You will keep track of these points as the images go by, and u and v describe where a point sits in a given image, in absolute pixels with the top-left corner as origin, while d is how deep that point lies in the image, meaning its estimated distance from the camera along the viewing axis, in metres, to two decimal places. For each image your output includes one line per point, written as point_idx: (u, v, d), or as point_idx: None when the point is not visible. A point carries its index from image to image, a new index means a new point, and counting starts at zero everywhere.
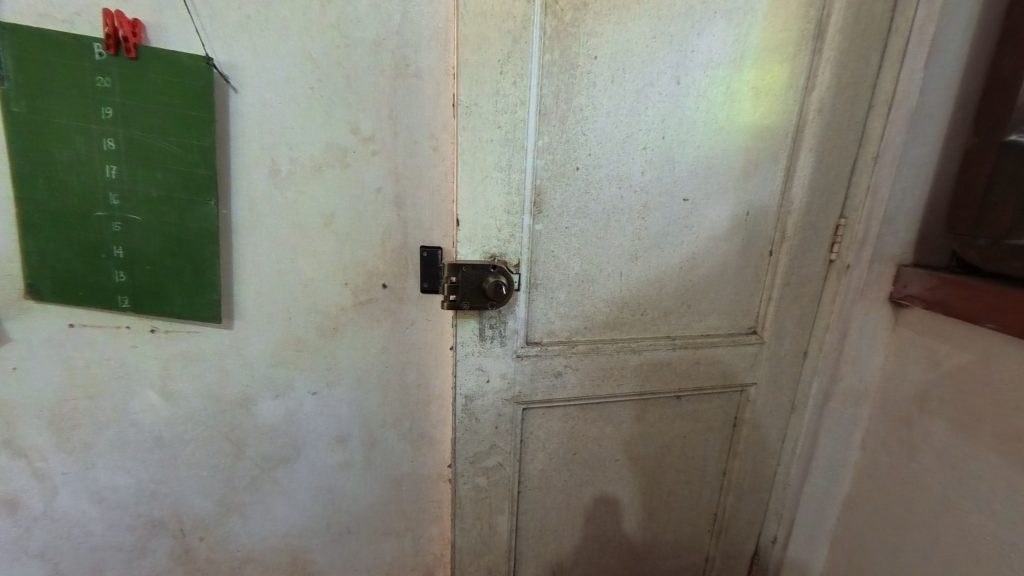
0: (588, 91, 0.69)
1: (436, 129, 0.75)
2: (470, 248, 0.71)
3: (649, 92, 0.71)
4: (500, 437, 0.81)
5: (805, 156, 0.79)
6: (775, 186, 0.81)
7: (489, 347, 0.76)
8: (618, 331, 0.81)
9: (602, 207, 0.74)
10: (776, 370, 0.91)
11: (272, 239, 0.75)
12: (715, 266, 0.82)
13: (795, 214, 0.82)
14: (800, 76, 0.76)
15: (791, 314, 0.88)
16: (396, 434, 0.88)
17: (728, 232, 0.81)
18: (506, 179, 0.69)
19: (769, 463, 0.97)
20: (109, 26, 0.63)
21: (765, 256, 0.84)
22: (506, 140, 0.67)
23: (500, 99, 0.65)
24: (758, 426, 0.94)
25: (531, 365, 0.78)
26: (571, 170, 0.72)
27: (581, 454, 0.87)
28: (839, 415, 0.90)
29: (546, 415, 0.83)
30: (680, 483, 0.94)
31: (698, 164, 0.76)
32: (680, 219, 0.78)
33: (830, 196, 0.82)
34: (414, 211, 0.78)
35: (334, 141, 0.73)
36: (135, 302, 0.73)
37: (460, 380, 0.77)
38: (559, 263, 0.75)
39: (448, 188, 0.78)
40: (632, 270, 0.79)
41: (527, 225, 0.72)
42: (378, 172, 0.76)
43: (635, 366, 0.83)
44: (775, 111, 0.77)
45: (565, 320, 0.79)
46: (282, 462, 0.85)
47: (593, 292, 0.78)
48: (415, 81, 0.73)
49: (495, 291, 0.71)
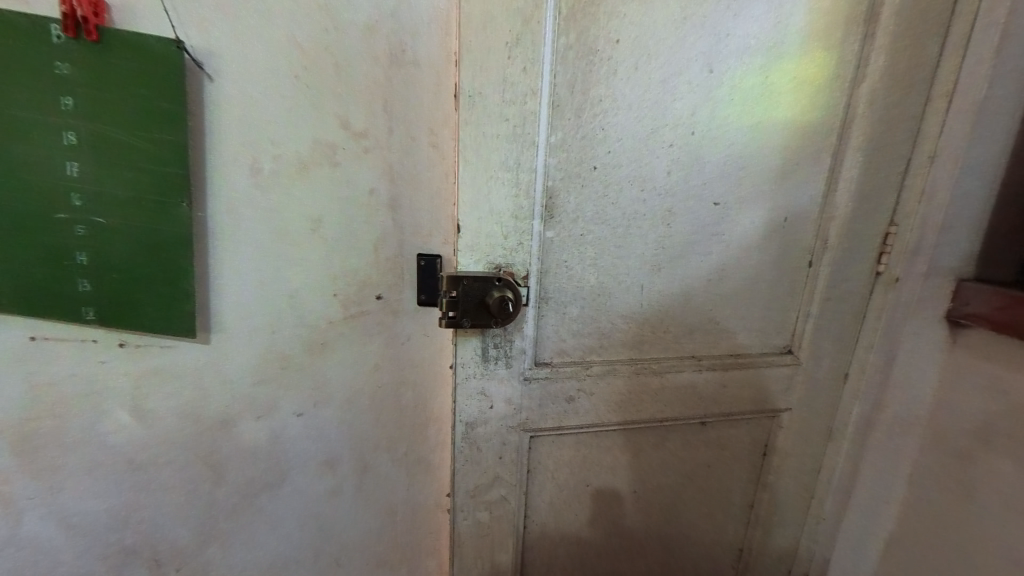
0: (609, 81, 0.60)
1: (436, 124, 0.68)
2: (471, 258, 0.62)
3: (676, 82, 0.62)
4: (504, 468, 0.72)
5: (854, 156, 0.70)
6: (817, 189, 0.71)
7: (493, 369, 0.67)
8: (636, 351, 0.73)
9: (622, 212, 0.66)
10: (813, 394, 0.81)
11: (255, 247, 0.68)
12: (746, 279, 0.74)
13: (839, 220, 0.73)
14: (850, 63, 0.67)
15: (831, 332, 0.78)
16: (389, 459, 0.80)
17: (761, 240, 0.72)
18: (513, 180, 0.60)
19: (800, 496, 0.87)
20: (66, 5, 0.55)
21: (803, 267, 0.75)
22: (514, 135, 0.58)
23: (508, 89, 0.56)
24: (789, 456, 0.85)
25: (539, 389, 0.69)
26: (586, 170, 0.63)
27: (593, 485, 0.78)
28: (882, 445, 0.81)
29: (555, 444, 0.74)
30: (702, 515, 0.85)
31: (730, 164, 0.67)
32: (708, 226, 0.69)
33: (879, 201, 0.72)
34: (412, 216, 0.71)
35: (321, 137, 0.66)
36: (102, 314, 0.66)
37: (460, 407, 0.68)
38: (572, 276, 0.67)
39: (448, 190, 0.71)
40: (654, 283, 0.70)
41: (538, 232, 0.64)
42: (370, 172, 0.68)
43: (655, 390, 0.74)
44: (819, 104, 0.68)
45: (578, 338, 0.70)
46: (267, 488, 0.78)
47: (610, 308, 0.70)
48: (412, 70, 0.65)
49: (500, 307, 0.60)
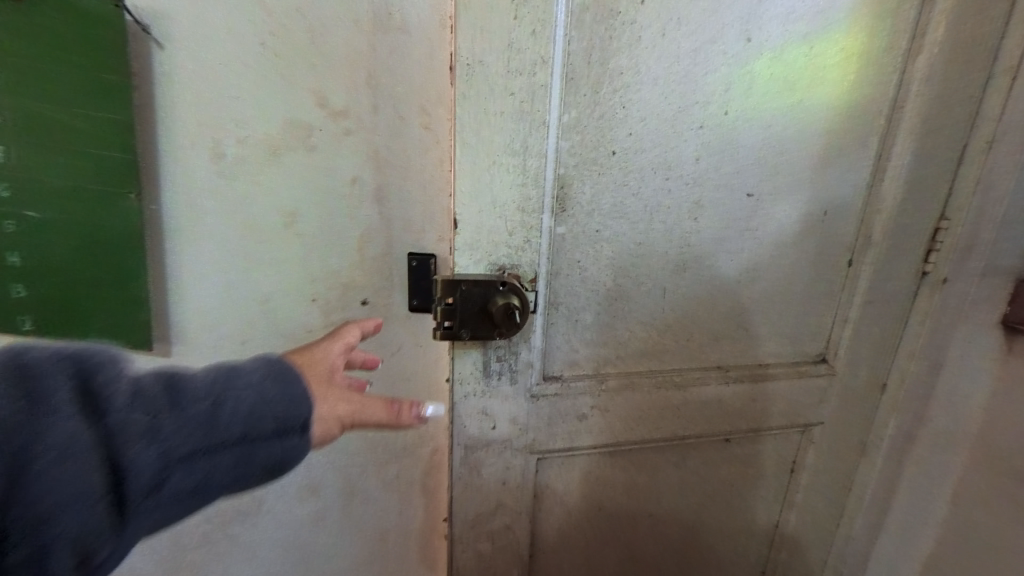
0: (631, 49, 0.51)
1: (429, 103, 0.58)
2: (471, 258, 0.53)
3: (709, 52, 0.53)
4: (508, 494, 0.64)
5: (905, 140, 0.62)
6: (861, 178, 0.63)
7: (496, 385, 0.58)
8: (656, 362, 0.64)
9: (643, 204, 0.57)
10: (847, 407, 0.73)
11: (219, 245, 0.58)
12: (780, 280, 0.65)
13: (884, 214, 0.65)
14: (905, 33, 0.58)
15: (871, 339, 0.70)
16: (379, 481, 0.72)
17: (798, 236, 0.64)
18: (520, 166, 0.51)
19: (831, 518, 0.79)
20: None
21: (843, 267, 0.67)
22: (520, 113, 0.49)
23: (514, 56, 0.47)
24: (821, 473, 0.77)
25: (548, 406, 0.61)
26: (604, 155, 0.54)
27: (606, 509, 0.70)
28: (922, 462, 0.74)
29: (565, 465, 0.66)
30: (724, 538, 0.78)
31: (766, 150, 0.59)
32: (740, 220, 0.61)
33: (931, 192, 0.64)
34: (401, 208, 0.62)
35: (294, 117, 0.56)
36: (37, 327, 0.53)
37: (458, 428, 0.59)
38: (586, 278, 0.58)
39: (444, 179, 0.61)
40: (678, 285, 0.62)
41: (547, 227, 0.55)
42: (352, 157, 0.59)
43: (677, 405, 0.66)
44: (868, 80, 0.59)
45: (591, 349, 0.62)
46: (241, 516, 0.70)
47: (628, 314, 0.61)
48: (399, 36, 0.56)
49: (505, 317, 0.52)
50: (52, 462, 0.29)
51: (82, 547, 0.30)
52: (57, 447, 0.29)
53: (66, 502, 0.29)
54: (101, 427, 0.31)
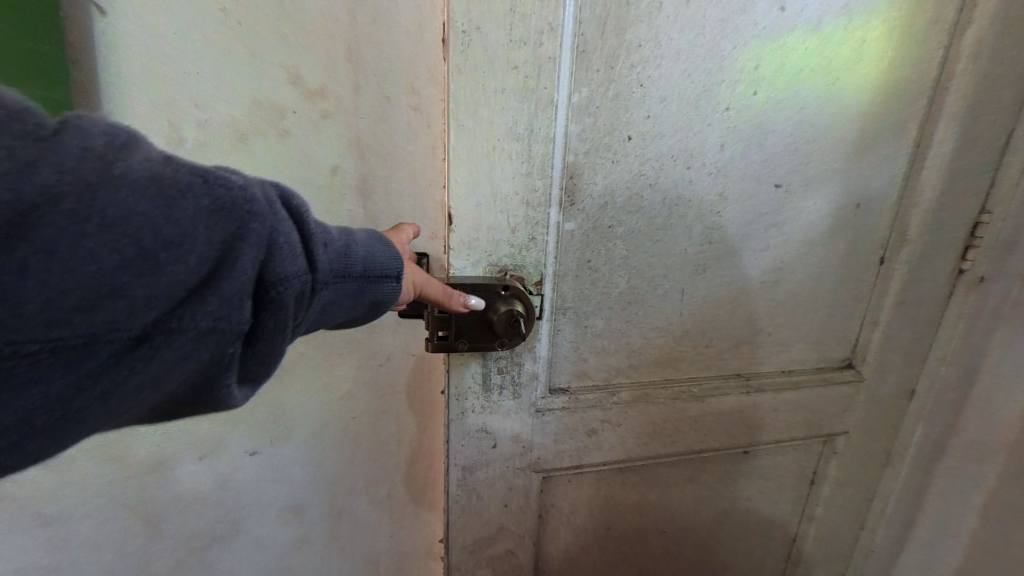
0: (652, 17, 0.44)
1: (419, 81, 0.52)
2: (468, 258, 0.47)
3: (740, 21, 0.47)
4: (510, 517, 0.58)
5: (947, 126, 0.56)
6: (898, 168, 0.57)
7: (497, 401, 0.52)
8: (672, 371, 0.59)
9: (661, 196, 0.51)
10: (874, 416, 0.68)
11: None
12: (807, 280, 0.60)
13: (922, 207, 0.59)
14: (953, 4, 0.52)
15: (901, 343, 0.65)
16: (368, 501, 0.66)
17: (829, 232, 0.58)
18: (524, 154, 0.45)
19: (851, 530, 0.75)
20: None
21: (874, 265, 0.61)
22: (525, 91, 0.42)
23: (517, 22, 0.40)
24: (843, 486, 0.72)
25: (555, 422, 0.55)
26: (619, 141, 0.48)
27: (616, 529, 0.65)
28: (952, 473, 0.69)
29: (572, 484, 0.60)
30: (739, 555, 0.73)
31: (799, 135, 0.52)
32: (767, 214, 0.55)
33: (972, 184, 0.58)
34: (388, 202, 0.55)
35: (263, 96, 0.49)
36: None
37: (455, 448, 0.53)
38: (597, 280, 0.52)
39: (437, 168, 0.55)
40: (696, 287, 0.56)
41: (554, 223, 0.49)
42: (332, 144, 0.52)
43: (695, 417, 0.61)
44: (911, 57, 0.53)
45: (602, 358, 0.56)
46: (216, 542, 0.63)
47: (643, 319, 0.55)
48: (384, 3, 0.49)
49: (507, 326, 0.46)
50: (268, 250, 0.30)
51: (279, 333, 0.32)
52: (274, 238, 0.30)
53: (274, 287, 0.31)
54: (298, 232, 0.32)
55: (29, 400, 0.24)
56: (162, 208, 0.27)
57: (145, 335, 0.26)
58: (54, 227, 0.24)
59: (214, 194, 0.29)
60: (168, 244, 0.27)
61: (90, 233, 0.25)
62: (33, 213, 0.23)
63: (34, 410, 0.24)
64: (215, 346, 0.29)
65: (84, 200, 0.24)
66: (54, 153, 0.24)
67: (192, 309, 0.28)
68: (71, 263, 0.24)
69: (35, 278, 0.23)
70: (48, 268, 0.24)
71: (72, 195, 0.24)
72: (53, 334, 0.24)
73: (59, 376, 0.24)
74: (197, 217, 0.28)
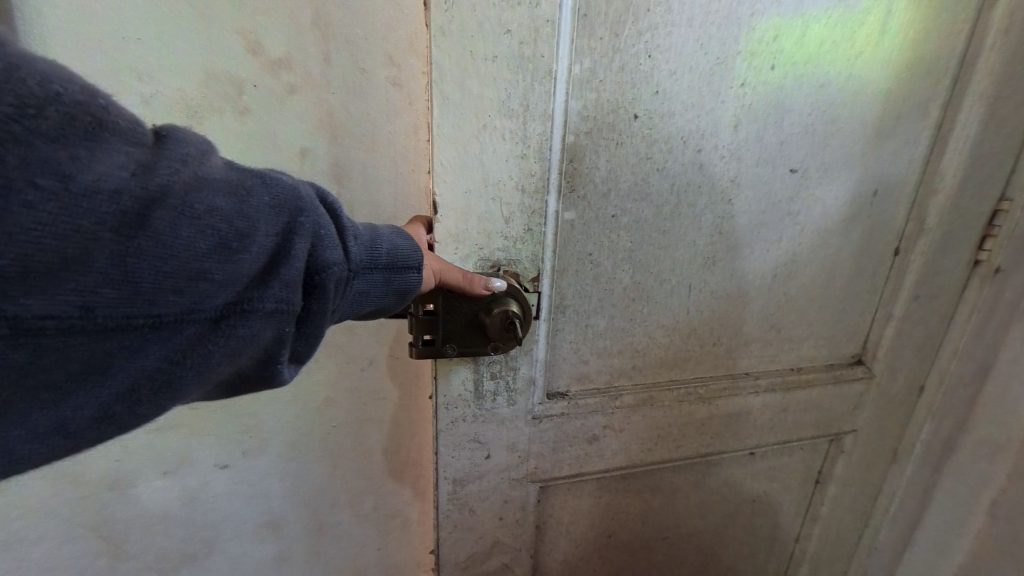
0: None
1: (399, 51, 0.45)
2: (456, 252, 0.42)
3: None
4: (505, 530, 0.54)
5: (973, 106, 0.52)
6: (919, 152, 0.53)
7: (490, 408, 0.48)
8: (678, 372, 0.55)
9: (670, 182, 0.46)
10: (883, 413, 0.66)
11: None
12: (821, 273, 0.56)
13: (942, 195, 0.55)
14: None
15: (914, 338, 0.62)
16: (353, 514, 0.61)
17: (845, 221, 0.54)
18: (518, 133, 0.39)
19: (855, 529, 0.73)
20: None
21: (889, 256, 0.57)
22: (519, 59, 0.37)
23: None
24: (850, 485, 0.69)
25: (553, 428, 0.51)
26: (625, 120, 0.43)
27: (618, 536, 0.61)
28: (960, 471, 0.67)
29: (571, 492, 0.57)
30: (743, 557, 0.70)
31: (818, 115, 0.48)
32: (781, 203, 0.51)
33: (995, 169, 0.55)
34: (367, 189, 0.49)
35: (217, 67, 0.42)
36: None
37: (445, 460, 0.48)
38: (599, 275, 0.47)
39: (420, 151, 0.49)
40: (706, 281, 0.51)
41: (552, 212, 0.43)
42: (301, 124, 0.46)
43: (701, 419, 0.57)
44: (938, 30, 0.49)
45: (604, 359, 0.51)
46: (186, 562, 0.58)
47: (648, 317, 0.51)
48: None
49: (501, 328, 0.42)
50: (315, 239, 0.31)
51: (326, 317, 0.32)
52: (320, 229, 0.31)
53: (319, 273, 0.31)
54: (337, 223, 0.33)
55: (132, 371, 0.26)
56: (241, 202, 0.28)
57: (225, 316, 0.28)
58: (160, 218, 0.25)
59: (279, 189, 0.30)
60: (241, 234, 0.28)
61: (187, 223, 0.26)
62: (144, 206, 0.25)
63: (137, 382, 0.26)
64: (280, 327, 0.30)
65: (186, 194, 0.26)
66: (162, 153, 0.26)
67: (262, 292, 0.29)
68: (171, 250, 0.25)
69: (141, 263, 0.25)
70: (153, 255, 0.25)
71: (178, 190, 0.26)
72: (155, 313, 0.25)
73: (156, 350, 0.26)
74: (260, 211, 0.29)
